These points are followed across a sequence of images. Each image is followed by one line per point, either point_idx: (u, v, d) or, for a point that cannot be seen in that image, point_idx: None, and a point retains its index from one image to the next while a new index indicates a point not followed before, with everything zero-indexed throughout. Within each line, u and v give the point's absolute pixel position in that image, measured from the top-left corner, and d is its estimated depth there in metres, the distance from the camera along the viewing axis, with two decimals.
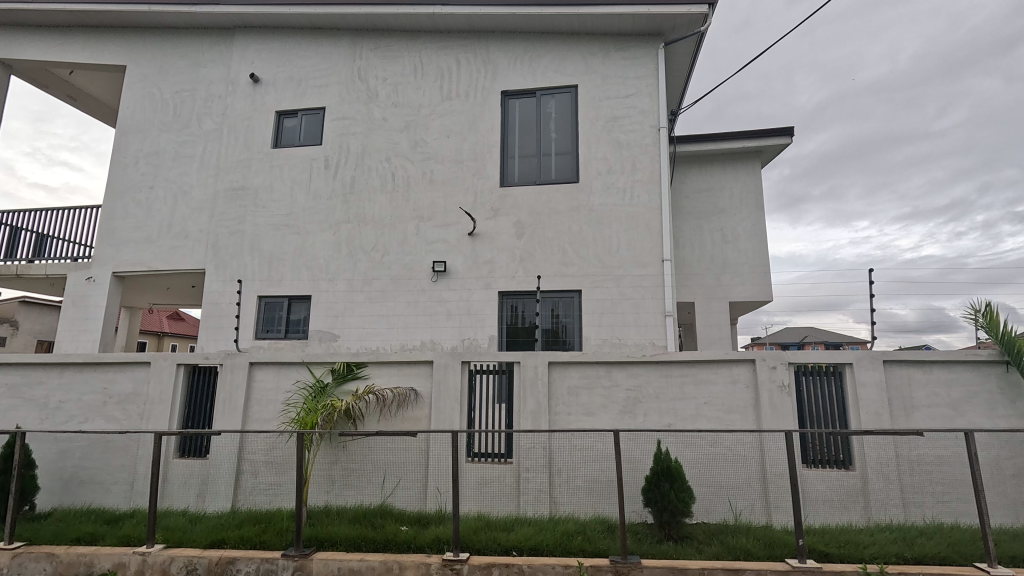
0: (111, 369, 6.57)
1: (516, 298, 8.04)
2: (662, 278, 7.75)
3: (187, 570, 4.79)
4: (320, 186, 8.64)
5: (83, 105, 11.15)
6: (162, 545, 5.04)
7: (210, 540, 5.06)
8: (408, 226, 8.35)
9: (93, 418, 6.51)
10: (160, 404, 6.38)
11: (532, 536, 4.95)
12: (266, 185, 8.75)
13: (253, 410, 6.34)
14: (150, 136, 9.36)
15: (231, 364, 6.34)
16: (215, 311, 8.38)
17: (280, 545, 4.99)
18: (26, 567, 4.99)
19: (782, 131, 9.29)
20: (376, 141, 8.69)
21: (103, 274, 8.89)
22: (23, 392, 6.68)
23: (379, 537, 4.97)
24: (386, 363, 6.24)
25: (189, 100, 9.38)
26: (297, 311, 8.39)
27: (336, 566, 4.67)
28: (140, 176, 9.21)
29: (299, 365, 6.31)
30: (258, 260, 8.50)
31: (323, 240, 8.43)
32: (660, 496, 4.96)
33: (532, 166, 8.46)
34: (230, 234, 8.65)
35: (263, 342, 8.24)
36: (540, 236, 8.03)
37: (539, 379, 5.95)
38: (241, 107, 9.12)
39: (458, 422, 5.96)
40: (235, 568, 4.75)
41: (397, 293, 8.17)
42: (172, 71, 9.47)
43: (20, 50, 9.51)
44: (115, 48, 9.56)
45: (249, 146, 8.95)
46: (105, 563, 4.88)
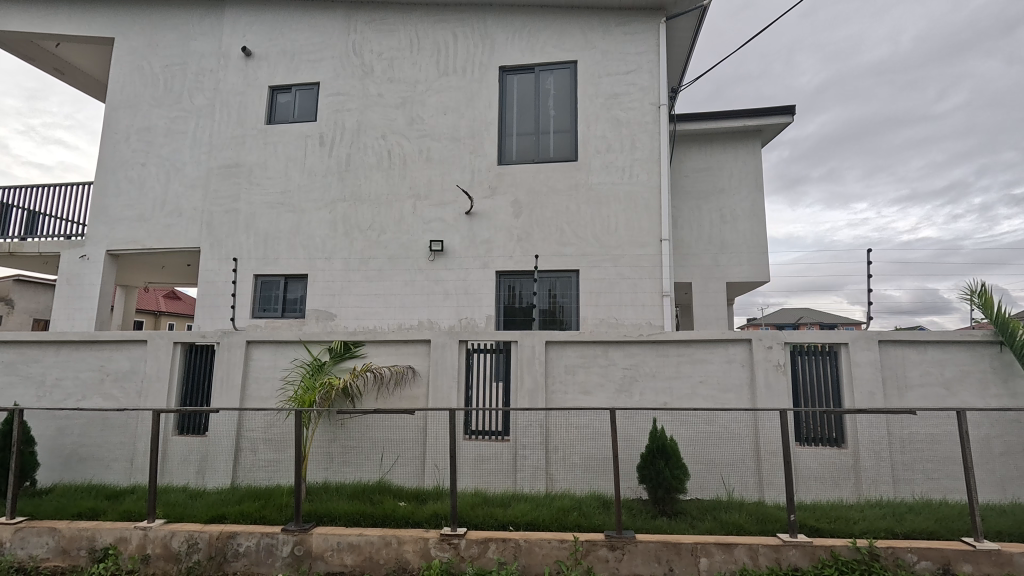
0: (108, 348, 6.56)
1: (513, 278, 8.02)
2: (659, 258, 7.72)
3: (187, 544, 4.84)
4: (315, 164, 8.51)
5: (70, 79, 10.89)
6: (162, 520, 5.09)
7: (210, 516, 5.12)
8: (405, 204, 8.26)
9: (91, 395, 6.52)
10: (157, 382, 6.39)
11: (529, 512, 5.04)
12: (261, 162, 8.61)
13: (251, 388, 6.36)
14: (141, 111, 9.16)
15: (228, 343, 6.35)
16: (211, 290, 8.33)
17: (279, 520, 5.06)
18: (28, 542, 5.03)
19: (783, 109, 9.18)
20: (372, 118, 8.54)
21: (97, 253, 8.80)
22: (20, 369, 6.68)
23: (377, 513, 5.05)
24: (383, 342, 6.26)
25: (180, 74, 9.17)
26: (294, 290, 8.35)
27: (335, 540, 4.73)
28: (132, 153, 9.07)
29: (296, 344, 6.32)
30: (253, 238, 8.42)
31: (318, 218, 8.35)
32: (655, 473, 5.04)
33: (530, 145, 8.34)
34: (224, 213, 8.53)
35: (260, 322, 8.23)
36: (538, 215, 7.96)
37: (536, 359, 5.97)
38: (233, 82, 8.91)
39: (455, 400, 6.01)
40: (235, 542, 4.81)
41: (393, 272, 8.12)
42: (162, 43, 9.24)
43: (4, 21, 9.22)
44: (102, 20, 9.32)
45: (242, 122, 8.77)
46: (106, 538, 4.93)
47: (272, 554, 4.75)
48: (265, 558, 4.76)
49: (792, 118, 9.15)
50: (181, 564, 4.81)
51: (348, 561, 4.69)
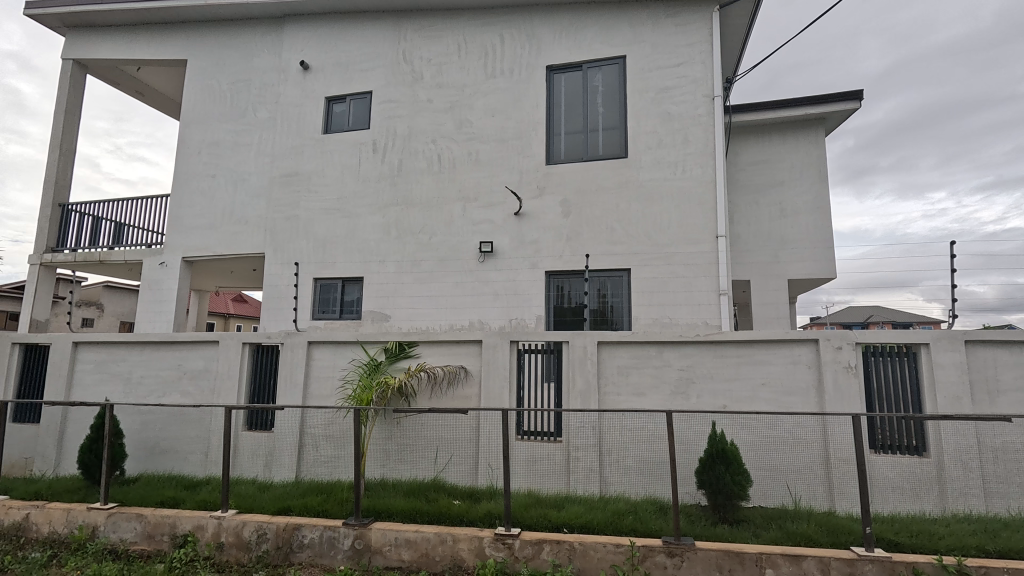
0: (184, 348, 7.04)
1: (562, 278, 7.96)
2: (715, 255, 7.44)
3: (257, 534, 5.11)
4: (368, 170, 8.79)
5: (149, 100, 11.81)
6: (235, 510, 5.40)
7: (277, 507, 5.39)
8: (454, 207, 8.38)
9: (170, 392, 7.03)
10: (228, 380, 6.81)
11: (583, 514, 4.98)
12: (318, 170, 8.99)
13: (312, 386, 6.65)
14: (211, 126, 9.79)
15: (292, 343, 6.66)
16: (274, 293, 8.78)
17: (340, 515, 5.25)
18: (119, 526, 5.45)
19: (849, 94, 8.63)
20: (422, 124, 8.73)
21: (174, 260, 9.48)
22: (109, 367, 7.28)
23: (432, 510, 5.15)
24: (435, 342, 6.39)
25: (244, 90, 9.73)
26: (350, 292, 8.66)
27: (393, 536, 4.86)
28: (203, 166, 9.70)
29: (354, 344, 6.55)
30: (311, 244, 8.79)
31: (372, 223, 8.62)
32: (715, 478, 4.86)
33: (578, 143, 8.27)
34: (286, 219, 8.96)
35: (319, 323, 8.59)
36: (587, 214, 7.88)
37: (588, 360, 5.89)
38: (292, 95, 9.36)
39: (507, 401, 6.03)
40: (300, 534, 5.03)
41: (444, 274, 8.26)
42: (229, 62, 9.83)
43: (92, 51, 10.11)
44: (176, 43, 10.03)
45: (300, 133, 9.19)
46: (185, 525, 5.29)
47: (334, 547, 4.94)
48: (327, 550, 4.95)
49: (860, 104, 8.58)
50: (252, 552, 5.09)
51: (406, 556, 4.80)
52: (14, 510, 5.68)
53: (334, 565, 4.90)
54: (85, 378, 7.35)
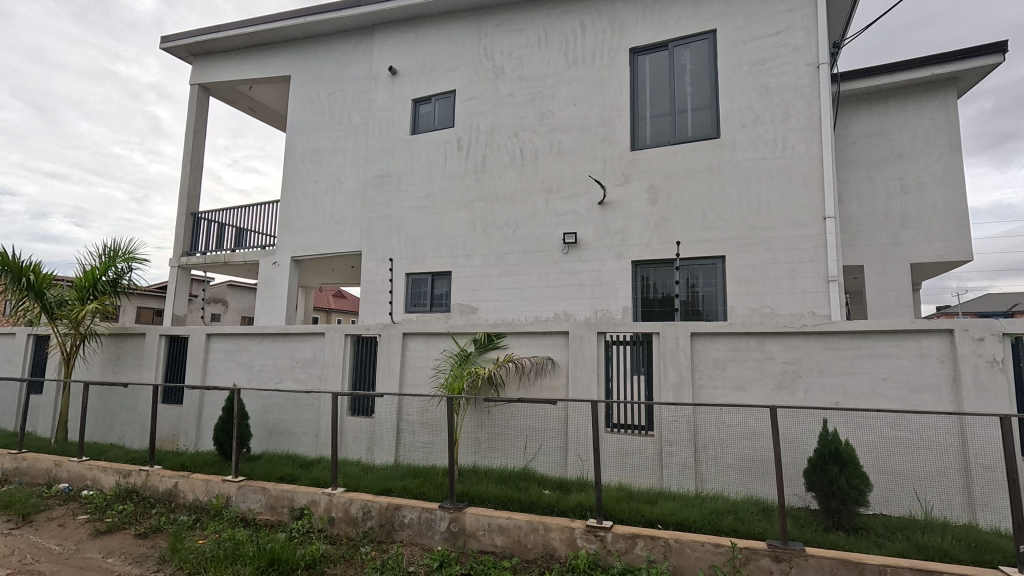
0: (296, 339, 7.73)
1: (649, 268, 7.69)
2: (822, 239, 6.80)
3: (363, 511, 5.50)
4: (454, 167, 9.05)
5: (261, 116, 13.04)
6: (343, 488, 5.85)
7: (379, 488, 5.77)
8: (538, 199, 8.40)
9: (285, 379, 7.75)
10: (334, 369, 7.37)
11: (678, 511, 4.81)
12: (407, 170, 9.41)
13: (408, 375, 7.02)
14: (312, 135, 10.60)
15: (389, 334, 7.06)
16: (372, 288, 9.36)
17: (436, 498, 5.50)
18: (248, 497, 6.12)
19: (990, 48, 7.45)
20: (504, 118, 8.82)
21: (285, 259, 10.42)
22: (235, 356, 8.18)
23: (523, 498, 5.24)
24: (522, 334, 6.46)
25: (340, 99, 10.41)
26: (440, 286, 9.00)
27: (487, 521, 5.00)
28: (306, 172, 10.53)
29: (445, 336, 6.81)
30: (403, 240, 9.24)
31: (458, 218, 8.87)
32: (827, 481, 4.48)
33: (664, 127, 7.92)
34: (380, 218, 9.50)
35: (412, 316, 9.02)
36: (676, 200, 7.54)
37: (680, 351, 5.66)
38: (383, 100, 9.87)
39: (595, 392, 5.96)
40: (401, 514, 5.33)
41: (529, 266, 8.31)
42: (326, 74, 10.57)
43: (214, 75, 11.35)
44: (281, 61, 10.96)
45: (391, 136, 9.67)
46: (301, 500, 5.82)
47: (432, 528, 5.19)
48: (426, 530, 5.21)
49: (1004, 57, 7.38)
50: (359, 527, 5.48)
51: (499, 542, 4.93)
52: (165, 478, 6.55)
53: (432, 545, 5.15)
54: (217, 365, 8.32)
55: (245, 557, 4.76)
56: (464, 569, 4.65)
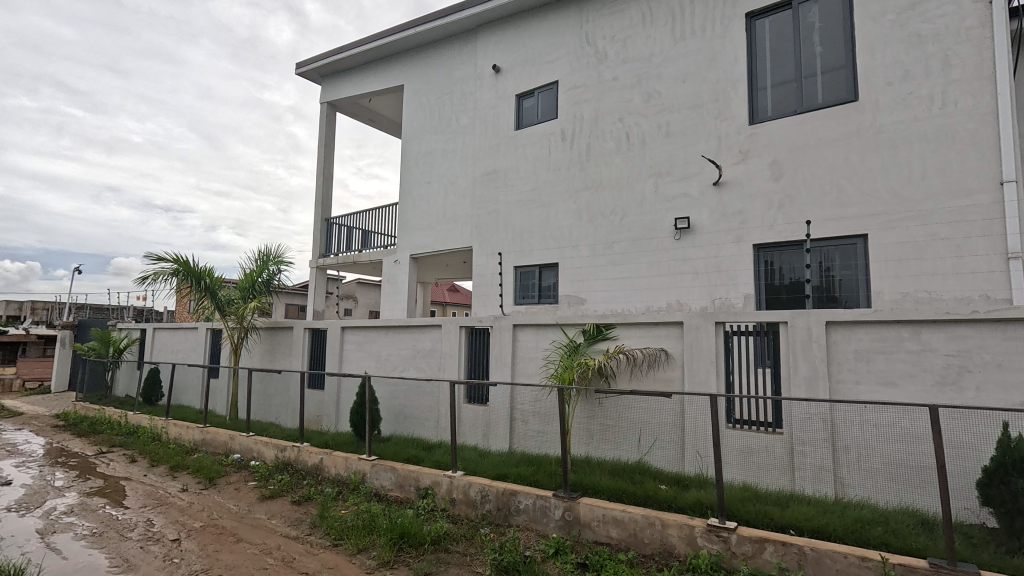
0: (417, 331, 8.31)
1: (773, 252, 7.05)
2: (998, 209, 5.69)
3: (481, 495, 5.77)
4: (559, 158, 9.04)
5: (380, 126, 14.15)
6: (462, 472, 6.19)
7: (496, 474, 6.01)
8: (646, 184, 8.09)
9: (409, 368, 8.38)
10: (451, 359, 7.81)
11: (814, 517, 4.39)
12: (513, 166, 9.60)
13: (519, 365, 7.20)
14: (425, 139, 11.24)
15: (500, 326, 7.30)
16: (483, 282, 9.73)
17: (550, 486, 5.60)
18: (380, 475, 6.72)
19: None
20: (608, 104, 8.61)
21: (404, 257, 11.22)
22: (366, 347, 9.02)
23: (638, 492, 5.13)
24: (633, 325, 6.30)
25: (449, 102, 10.90)
26: (547, 278, 9.09)
27: (600, 512, 4.98)
28: (421, 174, 11.21)
29: (555, 327, 6.87)
30: (511, 234, 9.46)
31: (563, 209, 8.87)
32: (1010, 495, 3.79)
33: (789, 95, 7.17)
34: (488, 214, 9.82)
35: (521, 308, 9.22)
36: (804, 175, 6.80)
37: (813, 342, 5.13)
38: (488, 99, 10.16)
39: (715, 385, 5.61)
40: (517, 499, 5.51)
41: (638, 255, 8.05)
42: (435, 79, 11.13)
43: (340, 92, 12.54)
44: (396, 72, 11.77)
45: (496, 133, 9.93)
46: (426, 480, 6.27)
47: (546, 515, 5.30)
48: (541, 517, 5.34)
49: None
50: (478, 509, 5.76)
51: (614, 534, 4.88)
52: (312, 453, 7.44)
53: (547, 532, 5.26)
54: (350, 355, 9.24)
55: (379, 528, 5.25)
56: (580, 558, 4.68)
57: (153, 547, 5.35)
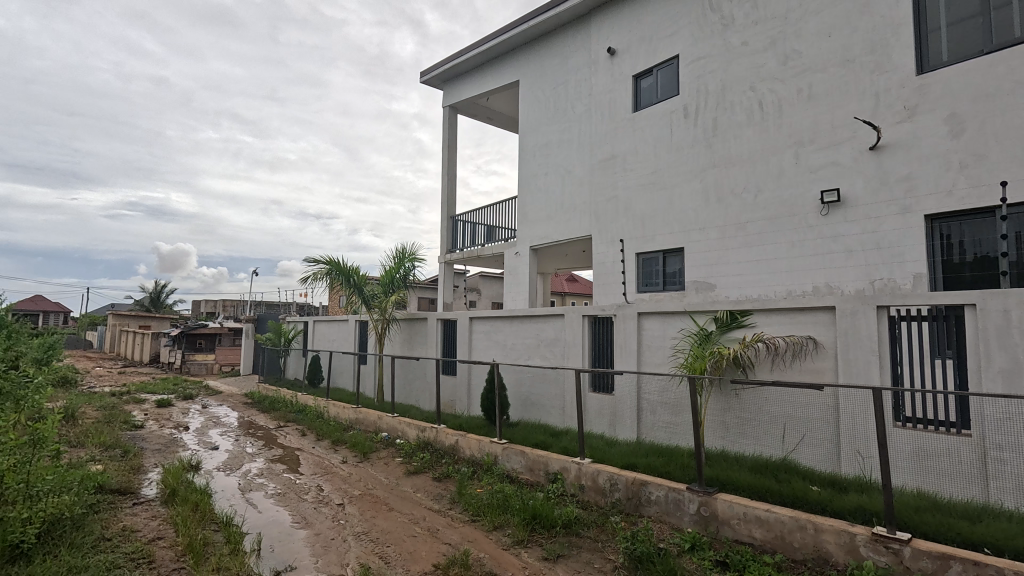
0: (540, 321, 8.49)
1: (953, 223, 5.96)
2: None
3: (610, 483, 5.76)
4: (682, 137, 8.55)
5: (497, 123, 14.61)
6: (590, 460, 6.22)
7: (624, 463, 5.94)
8: (784, 156, 7.34)
9: (533, 356, 8.59)
10: (575, 348, 7.86)
11: (1019, 537, 3.67)
12: (632, 149, 9.30)
13: (645, 354, 7.00)
14: (541, 131, 11.34)
15: (624, 315, 7.17)
16: (604, 270, 9.61)
17: (683, 479, 5.40)
18: (510, 457, 7.02)
19: None
20: (737, 72, 7.94)
21: (525, 249, 11.48)
22: (492, 336, 9.44)
23: (784, 491, 4.72)
24: (774, 311, 5.79)
25: (563, 91, 10.84)
26: (673, 264, 8.69)
27: (740, 510, 4.69)
28: (538, 166, 11.33)
29: (683, 314, 6.55)
30: (632, 220, 9.19)
31: (688, 190, 8.38)
32: None
33: (971, 34, 5.99)
34: (608, 201, 9.64)
35: (645, 295, 8.94)
36: (995, 128, 5.64)
37: (1013, 328, 4.26)
38: (603, 84, 9.96)
39: (877, 378, 4.95)
40: (648, 490, 5.40)
41: (777, 234, 7.33)
42: (549, 70, 11.15)
43: (460, 94, 13.17)
44: (511, 68, 12.04)
45: (614, 117, 9.68)
46: (554, 466, 6.41)
47: (680, 508, 5.13)
48: (675, 510, 5.18)
49: None
50: (608, 498, 5.76)
51: (757, 534, 4.57)
52: (449, 435, 8.01)
53: (682, 526, 5.09)
54: (478, 344, 9.74)
55: (513, 508, 5.51)
56: (719, 555, 4.45)
57: (324, 509, 6.21)
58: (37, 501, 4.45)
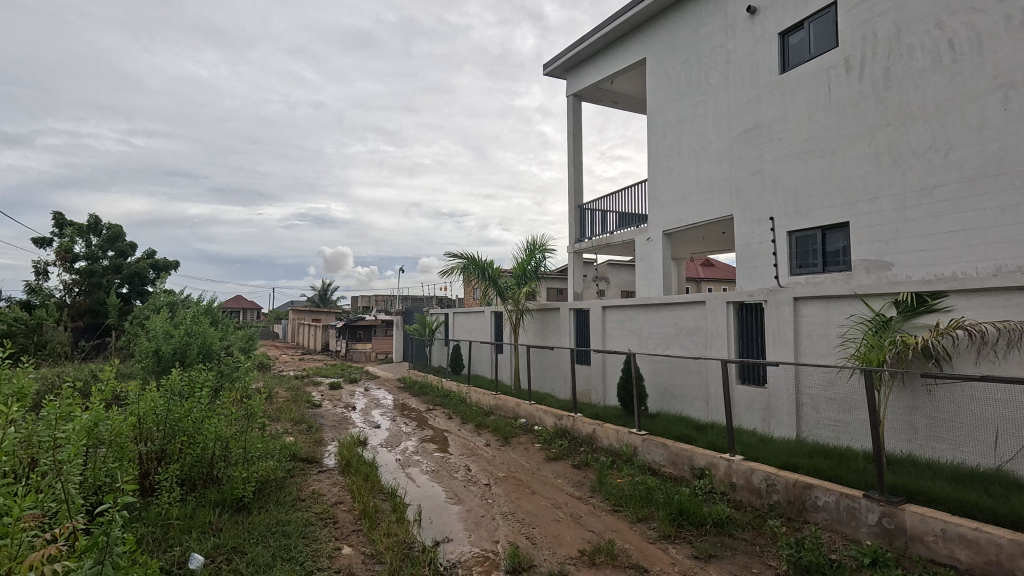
0: (678, 309, 8.08)
1: None
2: None
3: (767, 483, 5.29)
4: (843, 95, 7.45)
5: (623, 105, 14.15)
6: (742, 457, 5.77)
7: (783, 463, 5.41)
8: (987, 103, 6.05)
9: (671, 346, 8.21)
10: (719, 337, 7.33)
11: None
12: (780, 116, 8.34)
13: (805, 344, 6.27)
14: (671, 108, 10.70)
15: (776, 301, 6.50)
16: (749, 252, 8.80)
17: (858, 484, 4.76)
18: (652, 450, 6.82)
19: None
20: (917, 9, 6.68)
21: (657, 234, 10.98)
22: (626, 325, 9.22)
23: (1000, 509, 3.91)
24: (976, 292, 4.87)
25: (695, 62, 10.06)
26: (835, 241, 7.65)
27: (937, 526, 4.00)
28: (669, 145, 10.72)
29: (852, 298, 5.72)
30: (782, 195, 8.28)
31: (854, 155, 7.29)
32: None
33: None
34: (752, 176, 8.79)
35: (800, 278, 8.00)
36: None
37: None
38: (743, 48, 9.07)
39: None
40: (813, 494, 4.87)
41: (978, 199, 6.06)
42: (680, 42, 10.45)
43: (584, 81, 13.00)
44: (637, 46, 11.55)
45: (756, 83, 8.77)
46: (701, 461, 6.08)
47: (855, 518, 4.54)
48: (848, 519, 4.60)
49: None
50: (764, 499, 5.30)
51: (962, 556, 3.86)
52: (586, 424, 8.03)
53: (858, 537, 4.50)
54: (612, 333, 9.59)
55: (657, 502, 5.35)
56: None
57: (472, 487, 6.65)
58: (251, 464, 5.43)
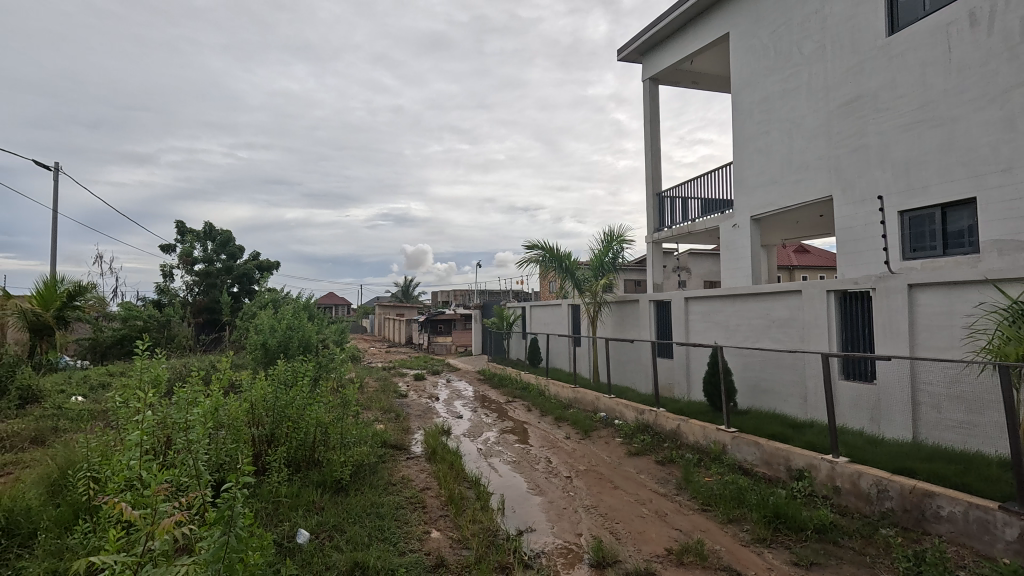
0: (769, 299, 7.56)
1: None
2: None
3: (877, 488, 4.82)
4: (966, 53, 6.56)
5: (704, 85, 13.43)
6: (847, 459, 5.31)
7: (896, 467, 4.91)
8: None
9: (762, 339, 7.71)
10: (817, 328, 6.78)
11: None
12: (887, 83, 7.49)
13: (922, 336, 5.64)
14: (758, 84, 9.98)
15: (886, 288, 5.91)
16: (852, 236, 8.04)
17: (991, 494, 4.21)
18: (743, 448, 6.47)
19: None
20: None
21: (745, 220, 10.33)
22: (712, 316, 8.78)
23: None
24: None
25: (785, 32, 9.32)
26: (957, 220, 6.77)
27: None
28: (756, 124, 10.03)
29: (982, 285, 5.07)
30: (890, 171, 7.45)
31: (981, 121, 6.40)
32: None
33: None
34: (853, 152, 8.00)
35: (915, 263, 7.19)
36: None
37: None
38: (842, 11, 8.24)
39: None
40: (935, 503, 4.38)
41: None
42: (767, 12, 9.71)
43: (660, 63, 12.50)
44: (718, 21, 10.89)
45: (858, 48, 7.94)
46: (799, 462, 5.68)
47: (989, 531, 4.02)
48: (980, 533, 4.08)
49: None
50: (874, 506, 4.84)
51: None
52: (670, 419, 7.77)
53: (993, 554, 3.99)
54: (696, 325, 9.18)
55: (750, 503, 5.07)
56: None
57: (554, 479, 6.68)
58: (348, 449, 5.83)
